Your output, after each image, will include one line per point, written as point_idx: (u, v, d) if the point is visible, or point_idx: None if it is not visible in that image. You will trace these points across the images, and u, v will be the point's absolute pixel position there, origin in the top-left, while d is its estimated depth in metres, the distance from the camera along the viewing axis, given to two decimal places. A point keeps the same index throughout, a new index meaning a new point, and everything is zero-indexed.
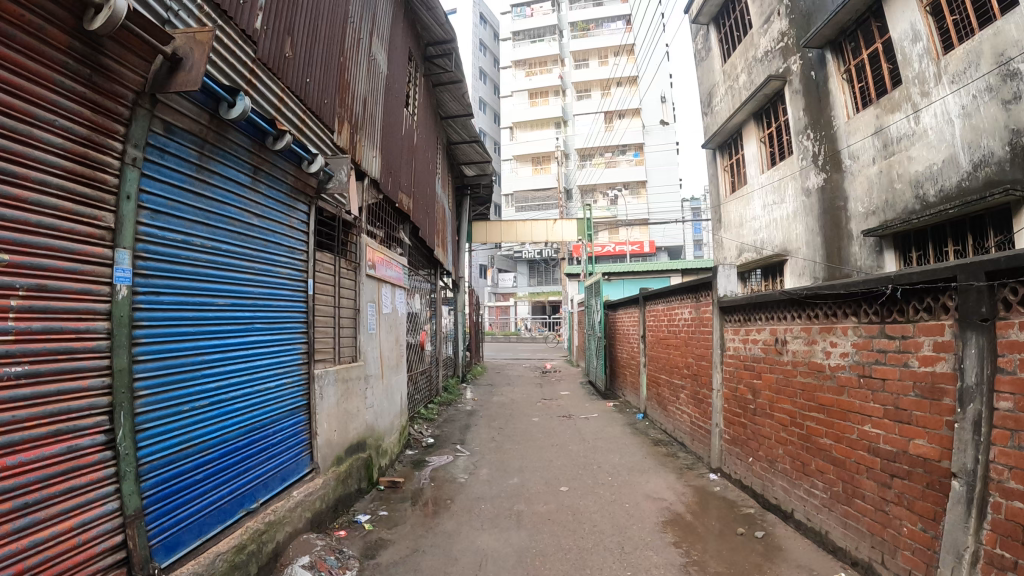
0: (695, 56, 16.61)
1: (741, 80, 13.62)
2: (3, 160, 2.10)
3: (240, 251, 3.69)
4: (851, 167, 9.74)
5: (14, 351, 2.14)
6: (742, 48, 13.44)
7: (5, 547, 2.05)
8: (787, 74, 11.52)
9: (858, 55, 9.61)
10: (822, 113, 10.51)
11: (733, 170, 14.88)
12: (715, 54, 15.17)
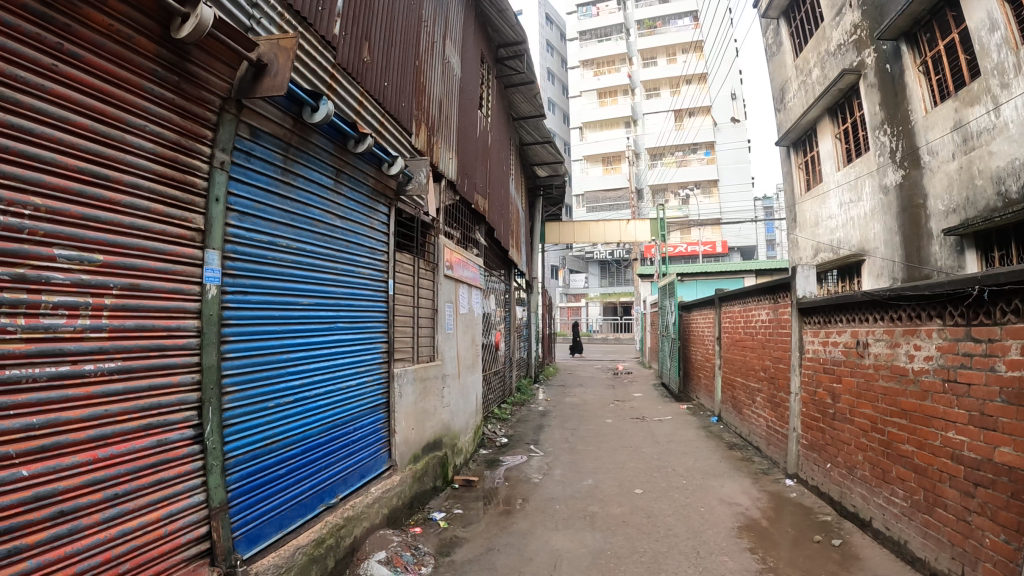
0: (767, 51, 16.19)
1: (813, 75, 13.23)
2: (96, 164, 2.21)
3: (323, 252, 3.79)
4: (930, 163, 9.34)
5: (108, 347, 2.25)
6: (814, 42, 13.04)
7: (94, 536, 2.15)
8: (861, 68, 11.12)
9: (933, 46, 9.21)
10: (898, 107, 10.11)
11: (809, 168, 14.44)
12: (786, 48, 14.77)
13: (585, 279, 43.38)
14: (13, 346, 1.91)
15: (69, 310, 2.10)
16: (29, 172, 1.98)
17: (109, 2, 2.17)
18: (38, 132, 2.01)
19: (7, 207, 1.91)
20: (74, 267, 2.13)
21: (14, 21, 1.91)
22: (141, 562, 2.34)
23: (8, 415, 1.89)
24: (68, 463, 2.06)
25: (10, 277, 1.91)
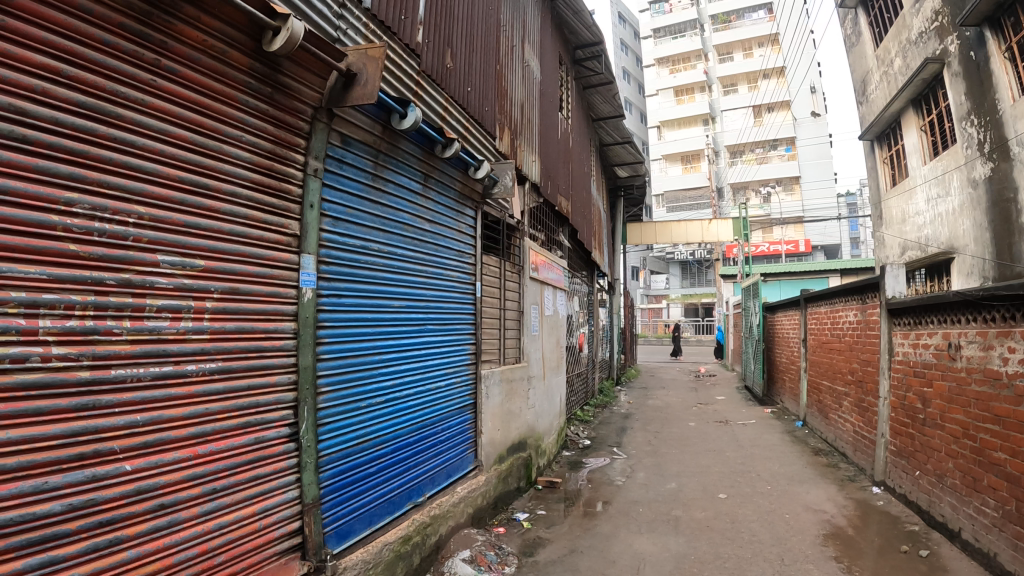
0: (846, 42, 15.61)
1: (895, 65, 12.67)
2: (196, 174, 2.32)
3: (412, 255, 3.87)
4: (1019, 155, 8.81)
5: (209, 349, 2.36)
6: (895, 31, 12.50)
7: (192, 528, 2.25)
8: (945, 56, 10.59)
9: (1019, 30, 8.70)
10: (984, 96, 9.60)
11: (894, 162, 13.84)
12: (866, 38, 14.21)
13: (666, 279, 42.79)
14: (119, 347, 2.02)
15: (172, 313, 2.21)
16: (133, 183, 2.09)
17: (203, 18, 2.27)
18: (141, 145, 2.11)
19: (112, 216, 2.02)
20: (176, 272, 2.23)
21: (113, 39, 2.01)
22: (236, 554, 2.43)
23: (114, 412, 2.00)
24: (169, 458, 2.17)
25: (116, 281, 2.02)
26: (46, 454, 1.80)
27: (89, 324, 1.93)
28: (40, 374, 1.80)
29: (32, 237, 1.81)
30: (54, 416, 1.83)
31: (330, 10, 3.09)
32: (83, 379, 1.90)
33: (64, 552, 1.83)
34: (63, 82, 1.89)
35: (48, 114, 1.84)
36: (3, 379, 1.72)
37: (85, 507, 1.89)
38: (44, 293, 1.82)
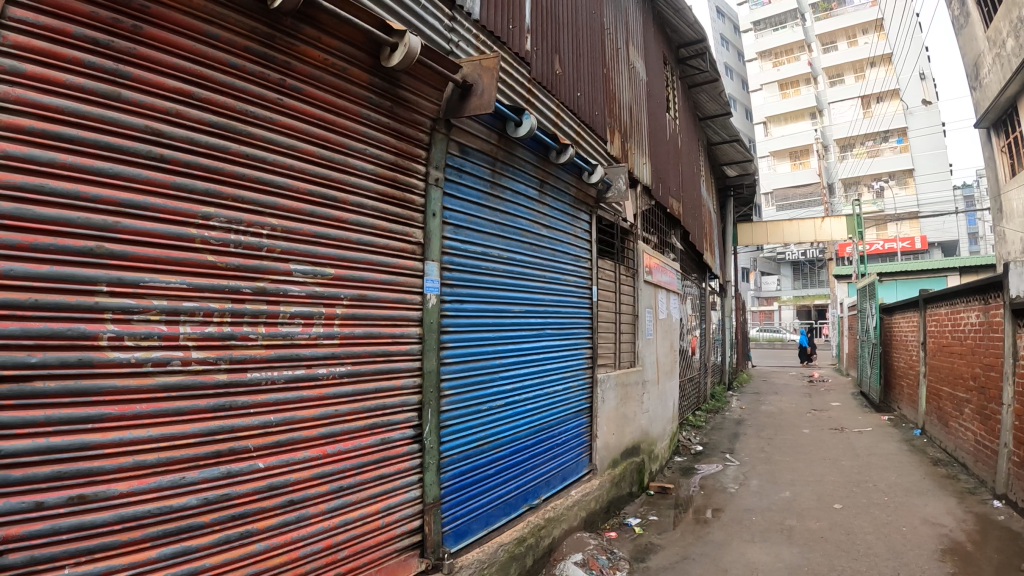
0: (954, 23, 14.64)
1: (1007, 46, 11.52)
2: (324, 187, 2.44)
3: (532, 261, 3.94)
4: None
5: (340, 353, 2.48)
6: (1005, 10, 11.38)
7: (318, 523, 2.36)
8: None
9: None
10: None
11: (1012, 151, 12.90)
12: (974, 19, 13.30)
13: (777, 281, 41.32)
14: (255, 351, 2.15)
15: (304, 319, 2.33)
16: (265, 197, 2.22)
17: (323, 38, 2.37)
18: (271, 160, 2.24)
19: (246, 228, 2.15)
20: (308, 280, 2.36)
21: (239, 62, 2.12)
22: (359, 550, 2.53)
23: (249, 413, 2.13)
24: (300, 457, 2.29)
25: (252, 289, 2.15)
26: (184, 451, 1.93)
27: (226, 330, 2.07)
28: (181, 377, 1.94)
29: (172, 249, 1.94)
30: (193, 416, 1.96)
31: (441, 24, 3.18)
32: (219, 381, 2.03)
33: (198, 543, 1.96)
34: (195, 104, 2.01)
35: (183, 134, 1.97)
36: (146, 381, 1.85)
37: (220, 501, 2.02)
38: (183, 301, 1.96)
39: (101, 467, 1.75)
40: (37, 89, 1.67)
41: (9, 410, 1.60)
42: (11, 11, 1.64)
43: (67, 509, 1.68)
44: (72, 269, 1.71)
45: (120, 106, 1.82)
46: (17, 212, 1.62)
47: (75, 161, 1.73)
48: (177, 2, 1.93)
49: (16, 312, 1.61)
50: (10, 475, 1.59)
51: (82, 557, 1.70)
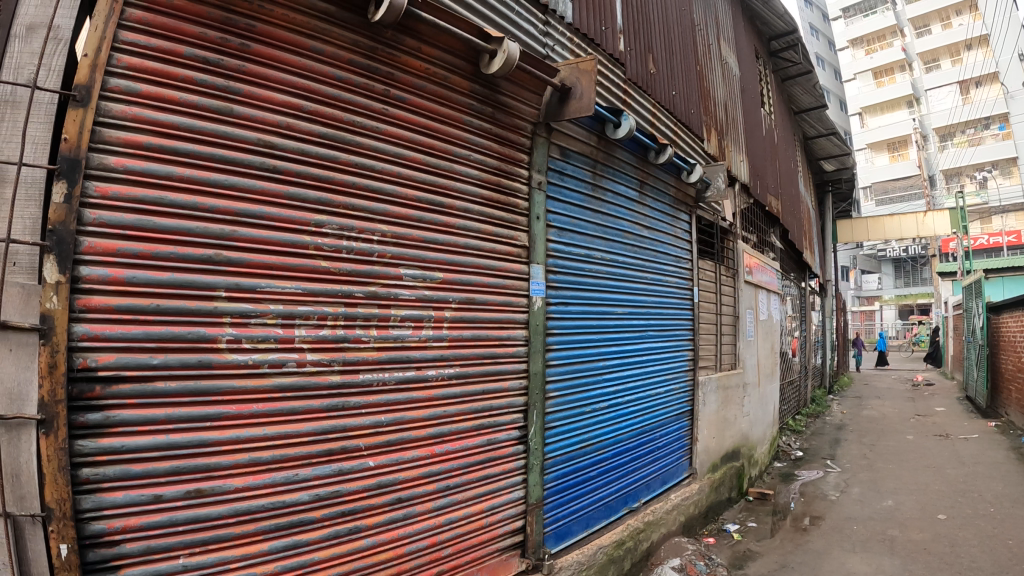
0: None
1: None
2: (431, 194, 2.49)
3: (633, 263, 3.92)
4: None
5: (449, 355, 2.53)
6: None
7: (425, 521, 2.41)
8: None
9: None
10: None
11: None
12: None
13: (878, 280, 39.56)
14: (367, 353, 2.22)
15: (414, 322, 2.40)
16: (375, 204, 2.28)
17: (423, 48, 2.41)
18: (379, 168, 2.29)
19: (357, 235, 2.21)
20: (417, 284, 2.41)
21: (344, 75, 2.18)
22: (462, 548, 2.56)
23: (361, 413, 2.20)
24: (409, 456, 2.35)
25: (364, 293, 2.22)
26: (298, 448, 2.01)
27: (339, 333, 2.14)
28: (296, 377, 2.02)
29: (287, 256, 2.02)
30: (306, 415, 2.04)
31: (536, 29, 3.20)
32: (332, 382, 2.11)
33: (307, 537, 2.03)
34: (304, 116, 2.08)
35: (294, 145, 2.05)
36: (262, 382, 1.94)
37: (330, 497, 2.09)
38: (299, 305, 2.04)
39: (218, 463, 1.83)
40: (152, 107, 1.77)
41: (131, 409, 1.70)
42: (125, 34, 1.73)
43: (184, 502, 1.77)
44: (191, 276, 1.81)
45: (232, 120, 1.91)
46: (138, 223, 1.72)
47: (191, 174, 1.82)
48: (283, 19, 2.00)
49: (138, 317, 1.71)
50: (131, 470, 1.69)
51: (196, 548, 1.80)
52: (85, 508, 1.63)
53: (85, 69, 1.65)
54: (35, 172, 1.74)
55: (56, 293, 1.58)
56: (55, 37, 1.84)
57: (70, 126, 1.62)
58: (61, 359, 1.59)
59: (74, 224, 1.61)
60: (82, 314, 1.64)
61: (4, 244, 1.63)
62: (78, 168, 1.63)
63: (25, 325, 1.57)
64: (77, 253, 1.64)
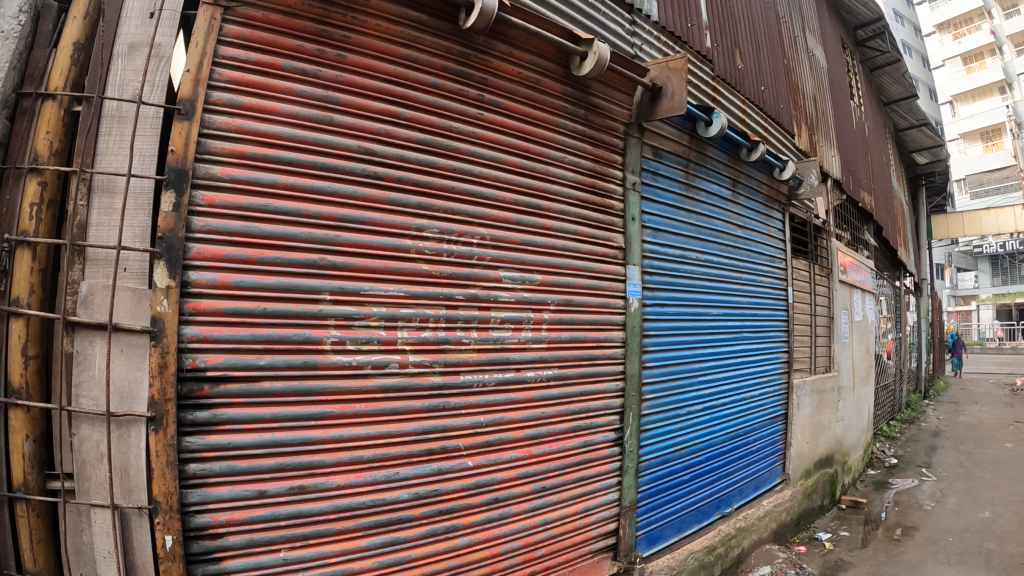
0: None
1: None
2: (528, 197, 2.49)
3: (728, 263, 3.83)
4: None
5: (547, 356, 2.53)
6: None
7: (520, 521, 2.41)
8: None
9: None
10: None
11: None
12: None
13: (974, 278, 37.64)
14: (468, 354, 2.24)
15: (514, 324, 2.40)
16: (474, 208, 2.29)
17: (516, 52, 2.39)
18: (477, 173, 2.30)
19: (457, 238, 2.24)
20: (517, 286, 2.41)
21: (439, 81, 2.20)
22: (556, 549, 2.56)
23: (461, 413, 2.22)
24: (507, 457, 2.36)
25: (464, 296, 2.24)
26: (399, 448, 2.04)
27: (441, 335, 2.16)
28: (399, 378, 2.05)
29: (390, 260, 2.05)
30: (408, 415, 2.06)
31: (623, 29, 3.16)
32: (433, 383, 2.13)
33: (406, 534, 2.05)
34: (402, 123, 2.10)
35: (394, 152, 2.07)
36: (366, 382, 1.97)
37: (430, 496, 2.11)
38: (401, 307, 2.06)
39: (322, 461, 1.87)
40: (255, 118, 1.82)
41: (238, 407, 1.76)
42: (224, 49, 1.79)
43: (287, 497, 1.82)
44: (297, 280, 1.85)
45: (333, 128, 1.95)
46: (244, 229, 1.78)
47: (294, 181, 1.86)
48: (377, 30, 2.03)
49: (245, 319, 1.77)
50: (237, 466, 1.75)
51: (297, 542, 1.84)
52: (190, 502, 1.70)
53: (189, 84, 1.72)
54: (143, 183, 1.83)
55: (166, 297, 1.66)
56: (157, 54, 1.91)
57: (176, 138, 1.69)
58: (171, 359, 1.67)
59: (183, 230, 1.68)
60: (191, 316, 1.71)
61: (116, 251, 1.77)
62: (185, 178, 1.70)
63: (138, 326, 1.72)
64: (186, 259, 1.71)
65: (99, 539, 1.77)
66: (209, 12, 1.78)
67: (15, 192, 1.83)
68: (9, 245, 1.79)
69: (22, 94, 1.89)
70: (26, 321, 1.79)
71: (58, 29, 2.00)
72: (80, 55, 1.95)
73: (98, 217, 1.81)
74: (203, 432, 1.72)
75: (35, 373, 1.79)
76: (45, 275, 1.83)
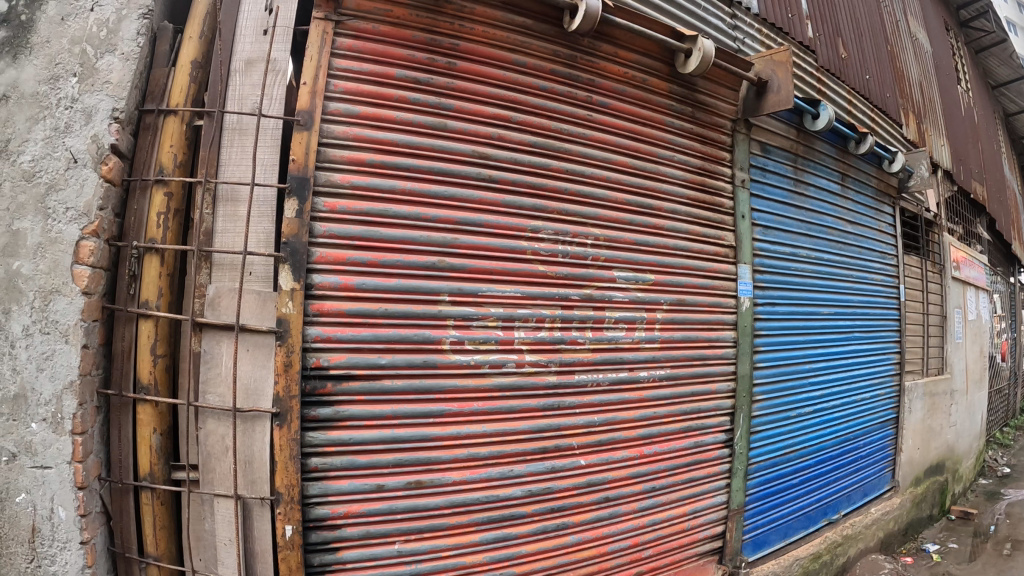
0: None
1: None
2: (640, 196, 2.47)
3: (839, 260, 3.72)
4: None
5: (660, 356, 2.52)
6: None
7: (629, 521, 2.42)
8: None
9: None
10: None
11: None
12: None
13: None
14: (582, 354, 2.27)
15: (627, 324, 2.41)
16: (587, 209, 2.30)
17: (620, 52, 2.40)
18: (589, 174, 2.31)
19: (572, 239, 2.26)
20: (631, 286, 2.42)
21: (548, 85, 2.22)
22: (663, 549, 2.55)
23: (574, 412, 2.24)
24: (618, 456, 2.37)
25: (580, 296, 2.26)
26: (513, 445, 2.08)
27: (556, 335, 2.20)
28: (514, 377, 2.10)
29: (506, 261, 2.10)
30: (522, 414, 2.11)
31: (724, 23, 3.13)
32: (549, 382, 2.17)
33: (517, 530, 2.10)
34: (514, 126, 2.15)
35: (507, 155, 2.12)
36: (482, 381, 2.03)
37: (542, 494, 2.15)
38: (517, 308, 2.11)
39: (439, 457, 1.94)
40: (372, 127, 1.90)
41: (360, 404, 1.84)
42: (338, 62, 1.87)
43: (404, 492, 1.89)
44: (417, 282, 1.92)
45: (446, 134, 2.01)
46: (365, 234, 1.86)
47: (412, 186, 1.93)
48: (484, 36, 2.08)
49: (367, 320, 1.85)
50: (357, 460, 1.83)
51: (412, 535, 1.91)
52: (311, 493, 1.79)
53: (306, 95, 1.82)
54: (267, 191, 1.93)
55: (291, 299, 1.75)
56: (273, 69, 2.00)
57: (297, 148, 1.79)
58: (296, 358, 1.76)
59: (306, 236, 1.77)
60: (316, 317, 1.80)
61: (242, 256, 1.88)
62: (307, 186, 1.79)
63: (263, 326, 1.82)
64: (310, 262, 1.80)
65: (220, 528, 1.86)
66: (321, 27, 1.86)
67: (143, 202, 1.95)
68: (139, 252, 1.94)
69: (144, 111, 2.01)
70: (156, 321, 1.93)
71: (173, 48, 2.10)
72: (197, 73, 2.07)
73: (224, 224, 1.93)
74: (326, 428, 1.81)
75: (162, 371, 1.93)
76: (172, 279, 1.97)
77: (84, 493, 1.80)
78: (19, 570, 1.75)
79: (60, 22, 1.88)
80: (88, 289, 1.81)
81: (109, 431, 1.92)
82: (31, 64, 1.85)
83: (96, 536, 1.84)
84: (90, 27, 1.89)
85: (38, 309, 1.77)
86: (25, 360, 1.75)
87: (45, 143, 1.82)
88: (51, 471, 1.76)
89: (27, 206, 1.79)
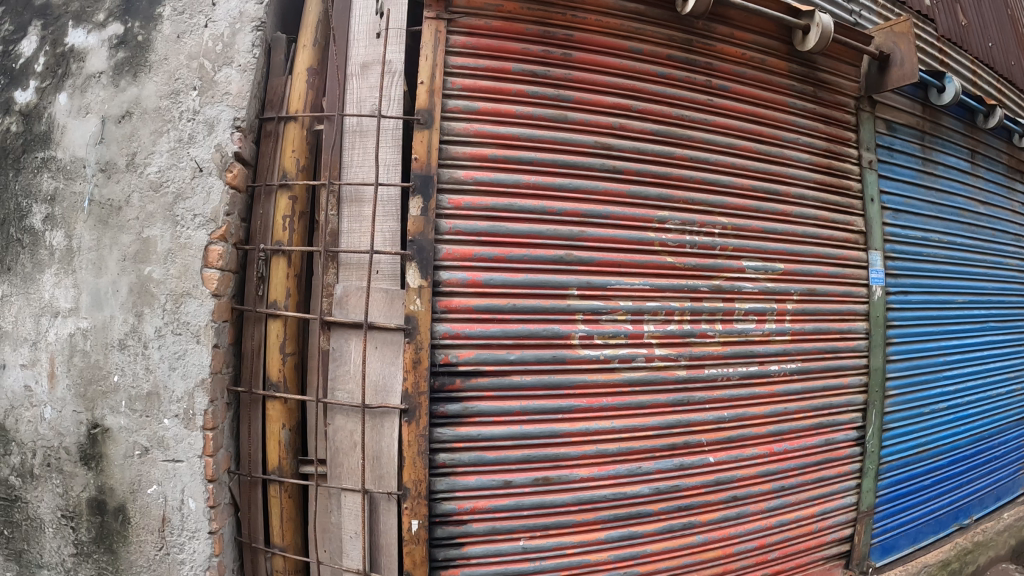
0: None
1: None
2: (766, 182, 2.38)
3: (973, 244, 3.49)
4: None
5: (790, 350, 2.42)
6: None
7: (757, 521, 2.34)
8: None
9: None
10: None
11: None
12: None
13: None
14: (712, 348, 2.20)
15: (758, 316, 2.33)
16: (713, 197, 2.24)
17: (737, 33, 2.31)
18: (714, 161, 2.25)
19: (699, 229, 2.20)
20: (761, 276, 2.34)
21: (666, 70, 2.17)
22: (791, 552, 2.45)
23: (703, 408, 2.18)
24: (748, 453, 2.29)
25: (709, 287, 2.20)
26: (643, 441, 2.05)
27: (686, 327, 2.15)
28: (644, 372, 2.06)
29: (634, 253, 2.06)
30: (652, 409, 2.07)
31: None
32: (679, 376, 2.12)
33: (643, 529, 2.06)
34: (635, 116, 2.10)
35: (630, 145, 2.08)
36: (612, 375, 2.00)
37: (670, 491, 2.10)
38: (647, 301, 2.08)
39: (567, 453, 1.92)
40: (492, 122, 1.91)
41: (489, 400, 1.85)
42: (454, 60, 1.89)
43: (532, 488, 1.88)
44: (545, 277, 1.92)
45: (568, 126, 1.99)
46: (491, 229, 1.87)
47: (537, 180, 1.93)
48: (598, 25, 2.04)
49: (496, 316, 1.86)
50: (486, 456, 1.83)
51: (538, 532, 1.90)
52: (438, 489, 1.81)
53: (425, 94, 1.84)
54: (391, 190, 1.96)
55: (419, 296, 1.78)
56: (389, 71, 2.00)
57: (419, 147, 1.82)
58: (424, 354, 1.79)
59: (432, 233, 1.80)
60: (444, 314, 1.82)
61: (369, 255, 1.91)
62: (431, 183, 1.82)
63: (392, 324, 1.84)
64: (437, 259, 1.82)
65: (347, 521, 1.90)
66: (434, 26, 1.89)
67: (268, 207, 2.03)
68: (267, 255, 2.01)
69: (266, 118, 2.08)
70: (284, 321, 1.99)
71: (288, 57, 2.16)
72: (314, 79, 2.12)
73: (350, 224, 1.97)
74: (454, 424, 1.83)
75: (291, 369, 1.99)
76: (298, 280, 2.03)
77: (213, 485, 1.87)
78: (148, 558, 1.85)
79: (177, 40, 1.97)
80: (217, 291, 1.88)
81: (239, 426, 2.00)
82: (152, 81, 1.95)
83: (224, 527, 1.91)
84: (206, 43, 1.96)
85: (170, 311, 1.86)
86: (159, 359, 1.85)
87: (171, 153, 1.91)
88: (183, 464, 1.84)
89: (156, 214, 1.89)
